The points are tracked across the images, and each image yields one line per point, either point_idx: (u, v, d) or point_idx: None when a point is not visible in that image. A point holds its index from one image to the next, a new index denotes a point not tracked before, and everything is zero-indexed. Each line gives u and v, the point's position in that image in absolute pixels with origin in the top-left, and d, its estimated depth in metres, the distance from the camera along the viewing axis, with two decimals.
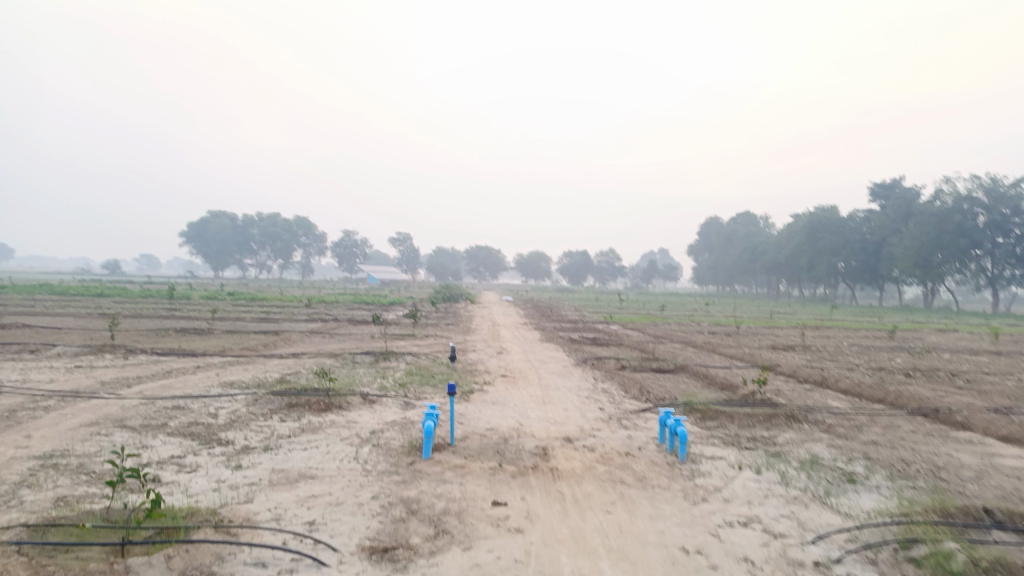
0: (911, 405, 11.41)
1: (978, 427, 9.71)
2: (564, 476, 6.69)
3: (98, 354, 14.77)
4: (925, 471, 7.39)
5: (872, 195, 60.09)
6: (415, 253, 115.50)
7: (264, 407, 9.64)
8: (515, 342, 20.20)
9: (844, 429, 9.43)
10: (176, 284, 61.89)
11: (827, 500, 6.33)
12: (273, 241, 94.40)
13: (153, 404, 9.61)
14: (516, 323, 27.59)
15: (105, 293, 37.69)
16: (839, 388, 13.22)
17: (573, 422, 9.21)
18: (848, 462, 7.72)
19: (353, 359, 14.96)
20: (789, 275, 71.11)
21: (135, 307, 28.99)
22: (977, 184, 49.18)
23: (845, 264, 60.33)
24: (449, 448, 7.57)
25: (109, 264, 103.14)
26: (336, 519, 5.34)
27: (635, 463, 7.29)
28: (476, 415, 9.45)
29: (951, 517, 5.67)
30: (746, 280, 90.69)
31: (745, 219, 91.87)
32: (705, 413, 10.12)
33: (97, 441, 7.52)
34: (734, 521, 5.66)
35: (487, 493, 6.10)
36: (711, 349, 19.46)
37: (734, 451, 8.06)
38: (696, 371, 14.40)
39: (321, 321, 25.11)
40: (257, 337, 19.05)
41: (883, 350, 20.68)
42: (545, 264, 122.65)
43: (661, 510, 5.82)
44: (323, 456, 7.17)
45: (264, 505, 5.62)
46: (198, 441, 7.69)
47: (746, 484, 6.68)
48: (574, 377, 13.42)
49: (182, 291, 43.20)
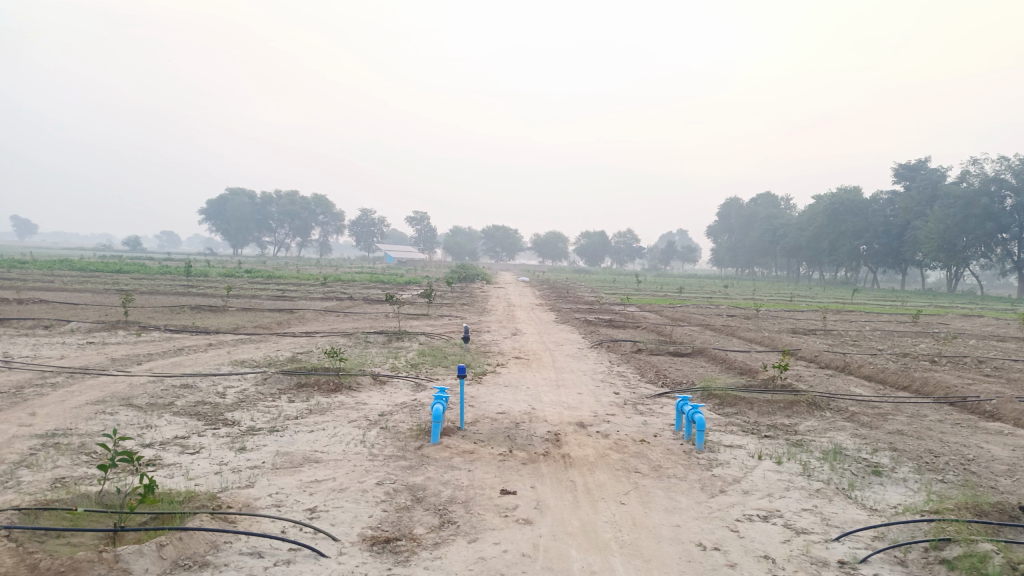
0: (937, 393, 11.06)
1: (1008, 417, 9.35)
2: (576, 464, 6.46)
3: (112, 330, 14.71)
4: (955, 464, 7.07)
5: (897, 176, 58.88)
6: (432, 231, 115.98)
7: (273, 387, 9.47)
8: (530, 323, 19.94)
9: (868, 417, 9.13)
10: (194, 260, 62.22)
11: (851, 493, 6.05)
12: (292, 219, 94.95)
13: (161, 382, 9.48)
14: (533, 304, 27.30)
15: (124, 269, 37.91)
16: (862, 374, 12.86)
17: (587, 406, 8.97)
18: (873, 452, 7.42)
19: (365, 339, 14.80)
20: (809, 258, 70.13)
21: (153, 283, 29.12)
22: (1005, 165, 47.98)
23: (867, 247, 59.35)
24: (459, 433, 7.36)
25: (129, 240, 104.27)
26: (338, 506, 5.15)
27: (651, 451, 7.04)
28: (487, 398, 9.24)
29: (985, 515, 5.35)
30: (767, 262, 89.69)
31: (766, 200, 90.55)
32: (723, 398, 9.84)
33: (103, 420, 7.39)
34: (754, 515, 5.40)
35: (496, 480, 5.90)
36: (730, 333, 19.09)
37: (753, 440, 7.80)
38: (714, 355, 14.10)
39: (336, 300, 24.99)
40: (270, 315, 18.90)
41: (907, 335, 20.21)
42: (563, 245, 122.09)
43: (677, 503, 5.57)
44: (330, 439, 6.98)
45: (266, 490, 5.44)
46: (203, 422, 7.53)
47: (766, 476, 6.41)
48: (589, 359, 13.18)
49: (199, 267, 43.37)
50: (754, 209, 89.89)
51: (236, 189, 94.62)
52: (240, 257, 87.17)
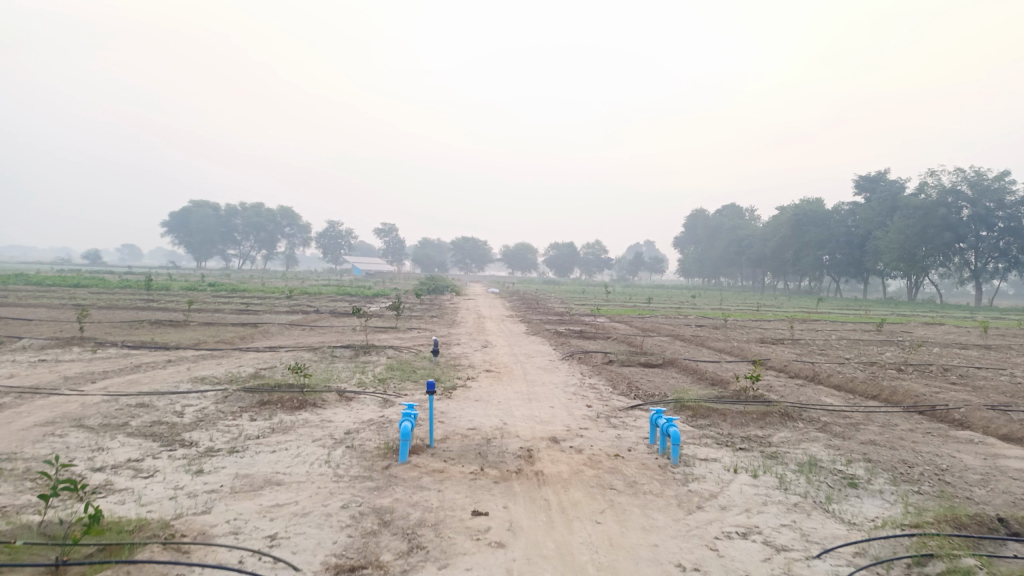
0: (906, 402, 11.09)
1: (978, 426, 9.39)
2: (550, 482, 6.26)
3: (66, 347, 14.14)
4: (929, 474, 7.03)
5: (858, 188, 60.11)
6: (400, 243, 115.35)
7: (233, 405, 9.11)
8: (500, 335, 19.73)
9: (840, 428, 9.09)
10: (155, 274, 60.70)
11: (829, 507, 5.94)
12: (257, 232, 93.62)
13: (115, 401, 9.07)
14: (503, 316, 27.04)
15: (82, 283, 36.90)
16: (832, 384, 12.89)
17: (559, 420, 8.78)
18: (848, 464, 7.35)
19: (332, 354, 14.43)
20: (774, 268, 71.07)
21: (112, 298, 28.30)
22: (961, 176, 49.26)
23: (830, 258, 60.33)
24: (428, 451, 7.12)
25: (89, 254, 101.92)
26: (300, 532, 4.88)
27: (626, 466, 6.88)
28: (457, 413, 9.00)
29: (964, 528, 5.27)
30: (732, 272, 90.73)
31: (731, 211, 91.75)
32: (696, 410, 9.73)
33: (50, 442, 6.99)
34: (733, 532, 5.25)
35: (467, 501, 5.67)
36: (699, 343, 19.12)
37: (728, 453, 7.67)
38: (685, 365, 14.03)
39: (302, 314, 24.47)
40: (234, 330, 18.37)
41: (874, 344, 20.42)
42: (532, 257, 122.19)
43: (654, 521, 5.40)
44: (293, 460, 6.69)
45: (223, 516, 5.14)
46: (158, 443, 7.17)
47: (743, 490, 6.28)
48: (560, 372, 13.01)
49: (160, 281, 42.25)
50: (719, 220, 91.03)
51: (199, 201, 92.89)
52: (204, 270, 85.61)
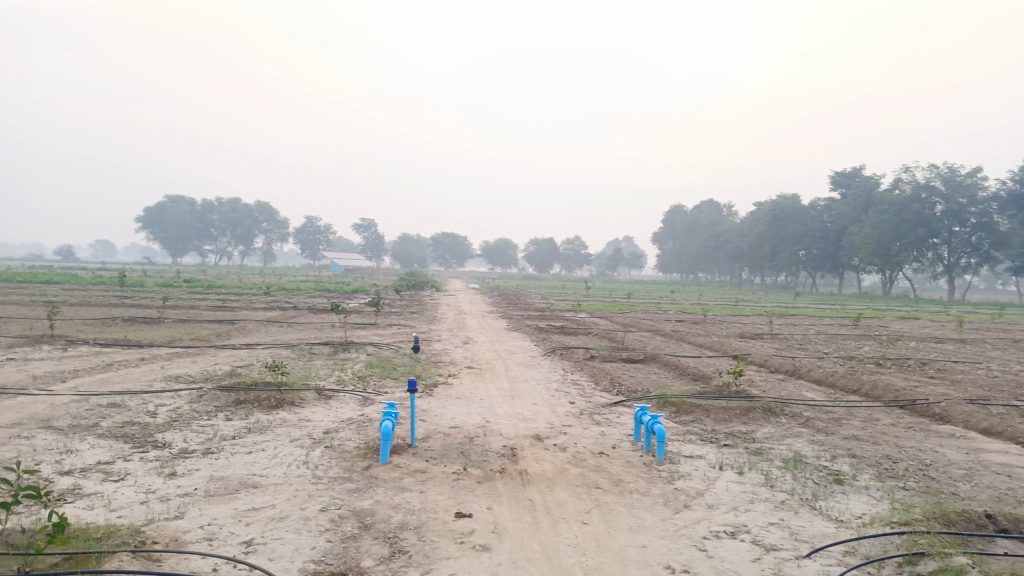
0: (887, 396, 11.12)
1: (958, 420, 9.41)
2: (534, 481, 6.14)
3: (35, 345, 13.77)
4: (913, 469, 7.01)
5: (834, 183, 60.66)
6: (379, 239, 114.70)
7: (208, 405, 8.88)
8: (481, 331, 19.58)
9: (823, 423, 9.07)
10: (128, 270, 59.86)
11: (816, 504, 5.89)
12: (233, 227, 92.66)
13: (86, 402, 8.79)
14: (483, 312, 26.89)
15: (53, 279, 36.13)
16: (812, 378, 12.91)
17: (542, 417, 8.67)
18: (833, 460, 7.31)
19: (310, 351, 14.19)
20: (751, 263, 71.64)
21: (85, 294, 27.76)
22: (935, 172, 49.78)
23: (807, 253, 60.87)
24: (410, 450, 6.96)
25: (61, 250, 100.29)
26: (277, 538, 4.70)
27: (611, 464, 6.78)
28: (439, 411, 8.85)
29: (953, 525, 5.23)
30: (710, 267, 91.31)
31: (709, 206, 92.19)
32: (679, 406, 9.67)
33: (16, 445, 6.72)
34: (721, 531, 5.17)
35: (450, 502, 5.53)
36: (680, 338, 19.10)
37: (713, 449, 7.60)
38: (666, 361, 13.99)
39: (279, 310, 24.13)
40: (210, 327, 18.04)
41: (852, 338, 20.55)
42: (512, 252, 122.16)
43: (642, 521, 5.30)
44: (270, 461, 6.51)
45: (196, 521, 4.95)
46: (130, 445, 6.94)
47: (729, 488, 6.20)
48: (542, 368, 12.91)
49: (134, 278, 41.58)
50: (698, 215, 91.50)
51: (174, 196, 91.64)
52: (180, 265, 84.61)
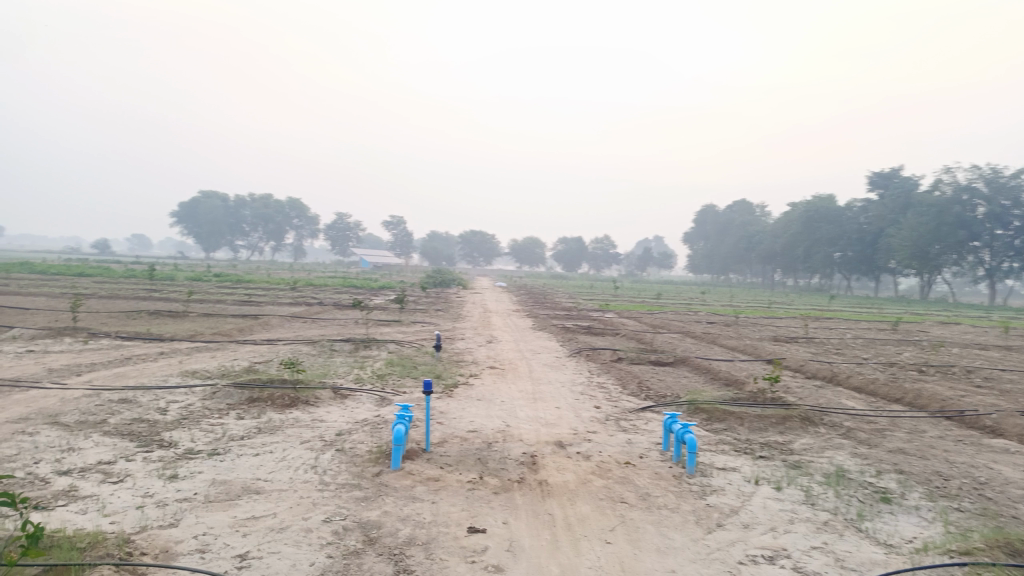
0: (933, 407, 10.48)
1: (1012, 433, 8.78)
2: (554, 493, 5.73)
3: (57, 337, 13.67)
4: (967, 489, 6.44)
5: (871, 184, 59.22)
6: (409, 236, 114.85)
7: (221, 402, 8.62)
8: (505, 330, 19.21)
9: (866, 434, 8.50)
10: (160, 264, 60.47)
11: (861, 525, 5.39)
12: (266, 223, 93.32)
13: (97, 396, 8.57)
14: (509, 311, 26.49)
15: (87, 272, 36.48)
16: (852, 385, 12.28)
17: (566, 423, 8.24)
18: (878, 475, 6.77)
19: (331, 348, 13.92)
20: (784, 264, 70.25)
21: (115, 287, 27.85)
22: (977, 174, 48.22)
23: (842, 255, 59.36)
24: (424, 456, 6.59)
25: (98, 245, 102.24)
26: (275, 552, 4.36)
27: (638, 475, 6.34)
28: (457, 414, 8.46)
29: (1020, 556, 4.69)
30: (742, 269, 89.88)
31: (741, 207, 90.33)
32: (711, 413, 9.17)
33: (18, 442, 6.47)
34: (758, 555, 4.71)
35: (464, 515, 5.15)
36: (711, 340, 18.48)
37: (748, 461, 7.11)
38: (697, 364, 13.44)
39: (305, 306, 24.00)
40: (233, 322, 17.86)
41: (891, 344, 19.74)
42: (540, 251, 121.66)
43: (671, 541, 4.86)
44: (277, 465, 6.18)
45: (191, 530, 4.64)
46: (135, 444, 6.67)
47: (767, 505, 5.72)
48: (568, 369, 12.48)
49: (166, 271, 41.94)
50: (730, 216, 90.02)
51: (208, 192, 92.91)
52: (211, 261, 85.48)
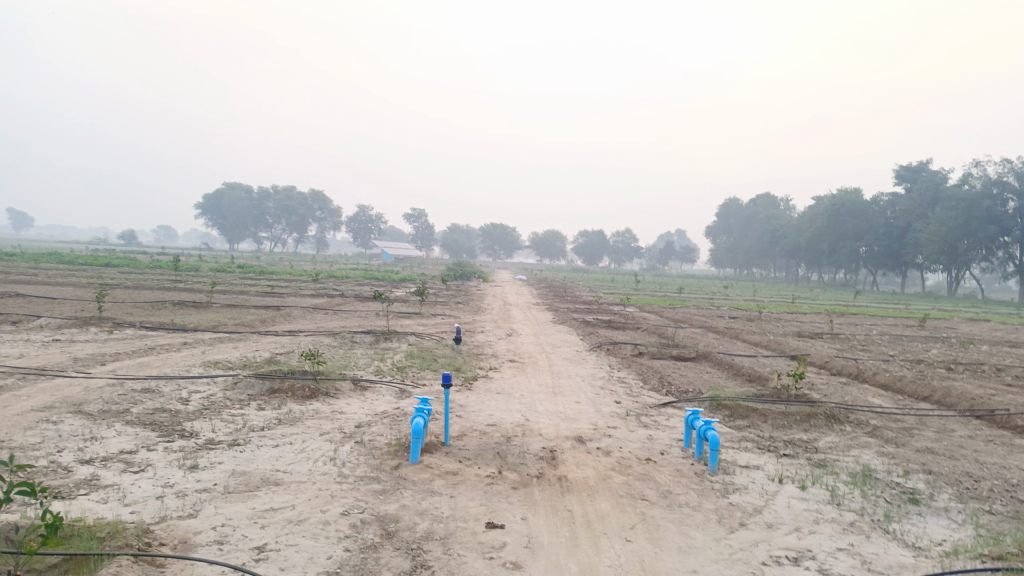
0: (961, 405, 10.25)
1: None
2: (574, 489, 5.66)
3: (83, 327, 13.82)
4: (999, 491, 6.27)
5: (898, 178, 58.20)
6: (430, 229, 114.97)
7: (242, 393, 8.65)
8: (525, 323, 19.12)
9: (893, 433, 8.33)
10: (185, 256, 61.01)
11: (888, 527, 5.26)
12: (289, 215, 93.85)
13: (121, 386, 8.64)
14: (530, 304, 26.38)
15: (113, 262, 36.96)
16: (878, 383, 12.05)
17: (585, 417, 8.16)
18: (906, 475, 6.62)
19: (351, 339, 13.94)
20: (808, 259, 69.32)
21: (141, 277, 28.14)
22: (1008, 168, 47.19)
23: (867, 249, 58.40)
24: (443, 449, 6.55)
25: (126, 235, 103.54)
26: (292, 544, 4.34)
27: (659, 472, 6.26)
28: (476, 407, 8.42)
29: None
30: (765, 263, 88.86)
31: (765, 200, 89.30)
32: (734, 410, 9.03)
33: (42, 430, 6.54)
34: (782, 557, 4.61)
35: (482, 510, 5.10)
36: (733, 336, 18.26)
37: (771, 459, 6.99)
38: (719, 360, 13.29)
39: (326, 297, 24.08)
40: (255, 313, 17.94)
41: (919, 340, 19.36)
42: (561, 244, 121.19)
43: (692, 541, 4.77)
44: (296, 456, 6.18)
45: (210, 522, 4.63)
46: (156, 434, 6.70)
47: (791, 505, 5.61)
48: (588, 364, 12.39)
49: (190, 261, 42.36)
50: (754, 209, 89.05)
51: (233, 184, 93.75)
52: (235, 252, 86.12)
